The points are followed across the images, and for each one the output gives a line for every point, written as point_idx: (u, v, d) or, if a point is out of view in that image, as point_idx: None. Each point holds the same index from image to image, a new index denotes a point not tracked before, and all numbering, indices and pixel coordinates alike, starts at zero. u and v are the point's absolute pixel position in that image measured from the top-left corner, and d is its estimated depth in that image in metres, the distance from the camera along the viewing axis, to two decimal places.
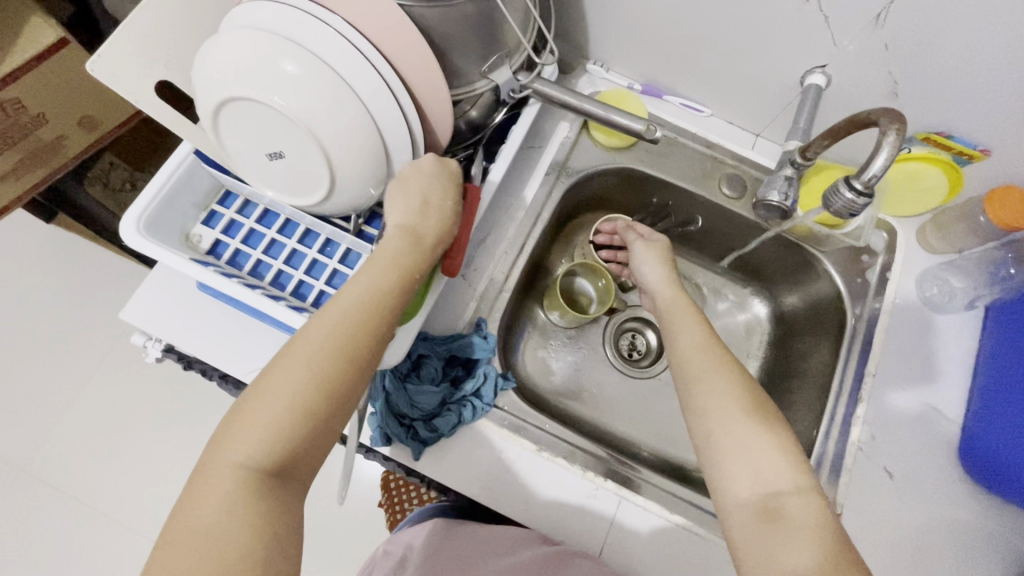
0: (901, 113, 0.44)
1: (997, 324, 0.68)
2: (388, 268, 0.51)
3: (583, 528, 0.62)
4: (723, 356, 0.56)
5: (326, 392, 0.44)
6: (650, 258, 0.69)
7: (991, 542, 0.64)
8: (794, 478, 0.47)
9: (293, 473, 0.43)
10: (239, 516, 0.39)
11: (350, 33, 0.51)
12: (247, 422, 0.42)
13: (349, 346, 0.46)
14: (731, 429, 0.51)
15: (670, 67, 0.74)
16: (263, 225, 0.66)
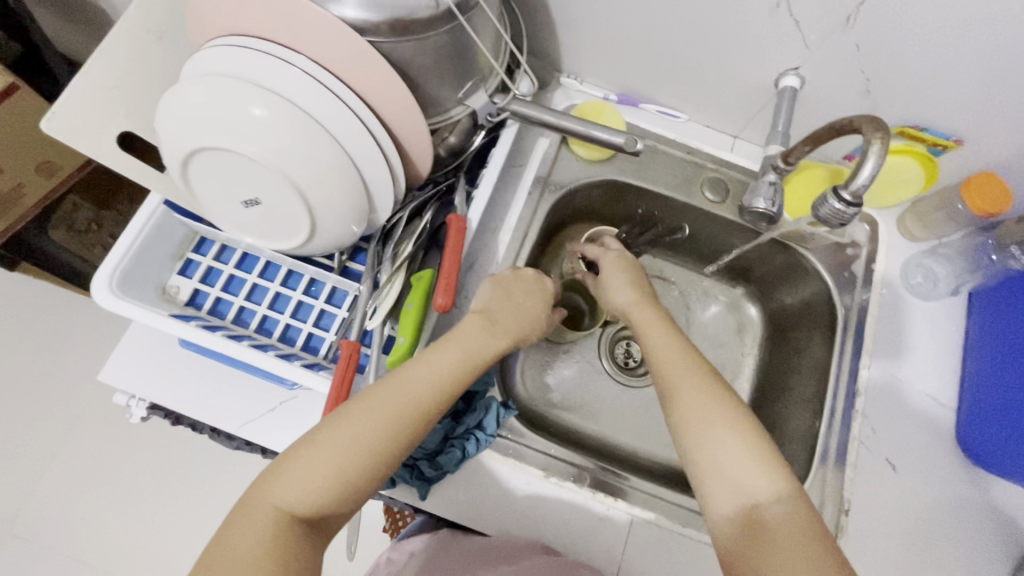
0: (885, 121, 0.44)
1: (982, 309, 0.69)
2: (458, 347, 0.54)
3: (597, 551, 0.61)
4: (701, 367, 0.56)
5: (376, 462, 0.46)
6: (620, 279, 0.69)
7: (990, 521, 0.66)
8: (776, 487, 0.48)
9: (324, 522, 0.45)
10: (270, 550, 0.41)
11: (319, 72, 0.49)
12: (293, 469, 0.44)
13: (409, 419, 0.48)
14: (713, 440, 0.51)
15: (645, 76, 0.74)
16: (243, 269, 0.64)
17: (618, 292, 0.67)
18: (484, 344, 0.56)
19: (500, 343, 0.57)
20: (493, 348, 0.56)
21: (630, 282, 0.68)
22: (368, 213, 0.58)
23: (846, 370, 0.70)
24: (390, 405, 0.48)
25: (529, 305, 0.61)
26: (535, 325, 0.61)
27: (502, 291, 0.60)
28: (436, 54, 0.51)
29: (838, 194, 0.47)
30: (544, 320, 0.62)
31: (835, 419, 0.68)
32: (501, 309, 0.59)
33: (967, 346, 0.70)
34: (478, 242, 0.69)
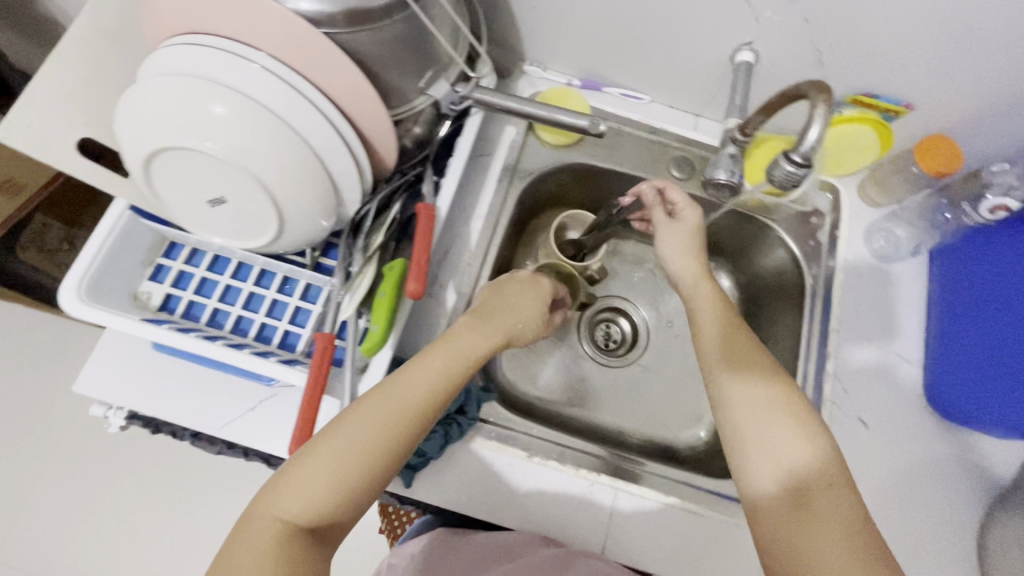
0: (828, 84, 0.44)
1: (941, 267, 0.71)
2: (450, 349, 0.54)
3: (585, 526, 0.62)
4: (759, 356, 0.57)
5: (375, 466, 0.47)
6: (675, 247, 0.67)
7: (963, 471, 0.68)
8: (825, 472, 0.49)
9: (327, 531, 0.45)
10: (272, 562, 0.41)
11: (275, 66, 0.50)
12: (294, 479, 0.45)
13: (406, 421, 0.49)
14: (764, 421, 0.52)
15: (606, 60, 0.75)
16: (215, 271, 0.64)
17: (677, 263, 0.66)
18: (482, 347, 0.56)
19: (496, 343, 0.57)
20: (488, 348, 0.56)
21: (685, 251, 0.66)
22: (337, 207, 0.58)
23: (817, 336, 0.72)
24: (388, 410, 0.49)
25: (526, 307, 0.62)
26: (534, 327, 0.62)
27: (501, 298, 0.61)
28: (393, 42, 0.52)
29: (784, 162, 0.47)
30: (544, 317, 0.65)
31: (810, 384, 0.70)
32: (500, 314, 0.59)
33: (930, 303, 0.71)
34: (450, 231, 0.70)
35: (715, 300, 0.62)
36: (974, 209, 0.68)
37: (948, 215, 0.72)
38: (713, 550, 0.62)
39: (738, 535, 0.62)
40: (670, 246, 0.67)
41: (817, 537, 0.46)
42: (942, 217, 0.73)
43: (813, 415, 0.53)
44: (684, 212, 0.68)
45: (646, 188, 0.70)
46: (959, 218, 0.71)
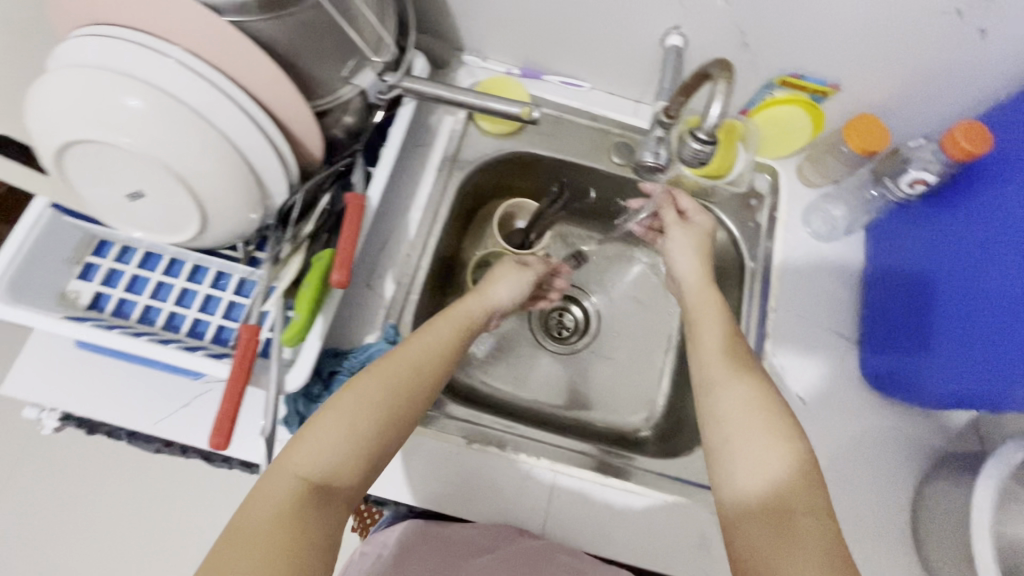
0: (729, 64, 0.45)
1: (876, 245, 0.73)
2: (443, 325, 0.60)
3: (524, 509, 0.63)
4: (747, 367, 0.57)
5: (384, 423, 0.50)
6: (682, 245, 0.69)
7: (896, 442, 0.70)
8: (805, 493, 0.47)
9: (337, 493, 0.47)
10: (285, 515, 0.43)
11: (183, 56, 0.49)
12: (308, 436, 0.48)
13: (410, 380, 0.54)
14: (746, 435, 0.51)
15: (543, 48, 0.75)
16: (146, 268, 0.63)
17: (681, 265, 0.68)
18: (475, 311, 0.65)
19: (486, 310, 0.66)
20: (482, 314, 0.65)
21: (690, 250, 0.68)
22: (262, 201, 0.57)
23: (756, 316, 0.73)
24: (392, 372, 0.53)
25: (510, 274, 0.70)
26: (520, 288, 0.70)
27: (489, 278, 0.70)
28: (305, 31, 0.51)
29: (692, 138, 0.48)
30: (519, 270, 0.72)
31: None
32: (488, 289, 0.67)
33: (867, 280, 0.73)
34: (388, 221, 0.70)
35: (716, 308, 0.62)
36: (895, 184, 0.68)
37: (875, 192, 0.72)
38: (649, 527, 0.63)
39: (675, 513, 0.63)
40: (678, 245, 0.69)
41: (794, 554, 0.44)
42: (870, 194, 0.73)
43: (800, 429, 0.51)
44: (693, 215, 0.71)
45: (655, 187, 0.73)
46: (885, 194, 0.71)
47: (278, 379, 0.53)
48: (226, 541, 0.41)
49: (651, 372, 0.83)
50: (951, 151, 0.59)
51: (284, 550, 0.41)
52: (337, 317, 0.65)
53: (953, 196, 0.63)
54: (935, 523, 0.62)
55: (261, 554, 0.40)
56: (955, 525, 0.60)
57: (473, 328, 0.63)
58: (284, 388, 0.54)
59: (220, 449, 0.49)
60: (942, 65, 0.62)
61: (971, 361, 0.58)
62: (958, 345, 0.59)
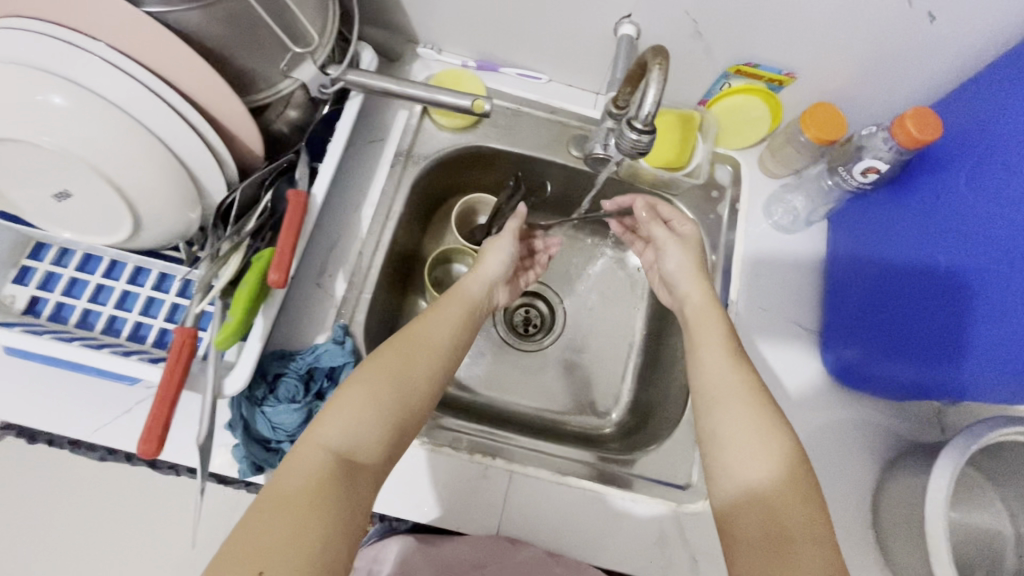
0: (664, 49, 0.45)
1: (840, 235, 0.72)
2: (457, 305, 0.62)
3: (479, 510, 0.61)
4: (749, 395, 0.52)
5: (406, 397, 0.51)
6: (684, 261, 0.65)
7: (859, 434, 0.69)
8: (808, 524, 0.45)
9: (365, 466, 0.47)
10: (315, 487, 0.43)
11: (98, 49, 0.46)
12: (336, 407, 0.49)
13: (429, 356, 0.55)
14: (750, 463, 0.49)
15: (497, 39, 0.73)
16: (86, 271, 0.61)
17: (682, 283, 0.64)
18: (472, 287, 0.64)
19: (484, 284, 0.66)
20: (480, 291, 0.65)
21: (693, 267, 0.65)
22: (199, 199, 0.56)
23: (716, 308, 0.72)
24: (410, 349, 0.54)
25: (496, 241, 0.69)
26: (511, 253, 0.69)
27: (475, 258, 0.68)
28: (232, 22, 0.49)
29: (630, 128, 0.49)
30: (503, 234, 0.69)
31: None
32: (479, 266, 0.67)
33: (830, 273, 0.72)
34: (340, 219, 0.68)
35: (717, 328, 0.58)
36: (848, 173, 0.67)
37: (832, 181, 0.71)
38: (606, 525, 0.62)
39: (632, 510, 0.63)
40: (678, 263, 0.65)
41: None
42: (827, 184, 0.71)
43: (803, 469, 0.48)
44: (682, 228, 0.68)
45: (637, 202, 0.70)
46: (840, 184, 0.69)
47: (215, 382, 0.52)
48: (264, 510, 0.42)
49: (616, 368, 0.82)
50: (901, 138, 0.59)
51: (314, 531, 0.41)
52: (284, 318, 0.63)
53: (913, 182, 0.63)
54: (894, 515, 0.61)
55: (293, 533, 0.40)
56: (912, 517, 0.59)
57: (475, 308, 0.63)
58: (221, 393, 0.53)
59: (151, 456, 0.47)
60: (893, 49, 0.61)
61: (933, 349, 0.57)
62: (920, 335, 0.58)
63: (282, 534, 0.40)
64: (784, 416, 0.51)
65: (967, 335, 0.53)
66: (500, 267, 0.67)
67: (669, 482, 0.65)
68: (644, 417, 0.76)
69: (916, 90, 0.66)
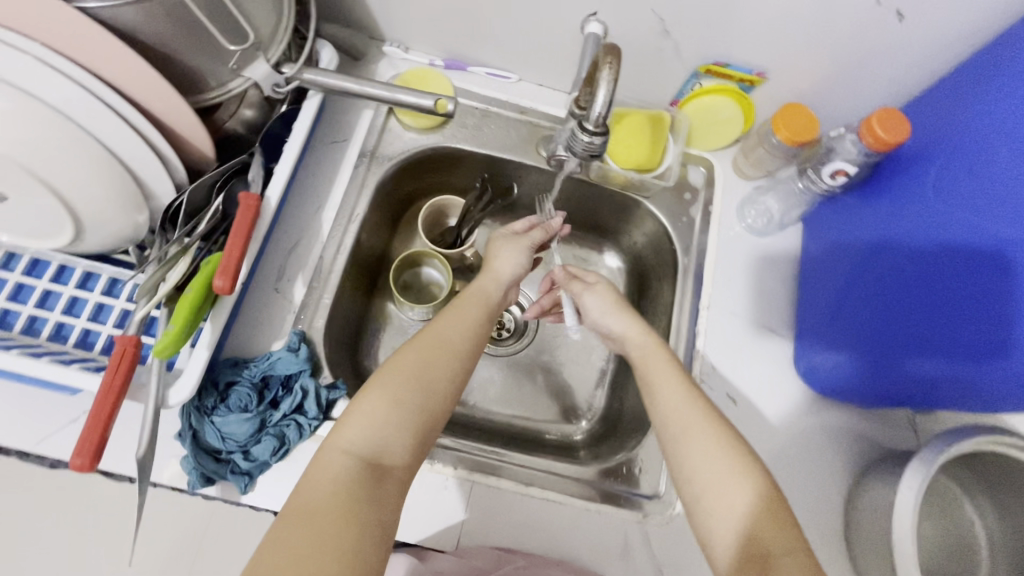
0: (617, 49, 0.46)
1: (812, 237, 0.71)
2: (473, 304, 0.59)
3: (438, 521, 0.59)
4: (746, 462, 0.48)
5: (424, 398, 0.49)
6: (605, 306, 0.64)
7: (833, 441, 0.67)
8: (787, 538, 0.44)
9: (389, 472, 0.46)
10: (341, 496, 0.42)
11: (18, 41, 0.43)
12: (356, 414, 0.47)
13: (450, 357, 0.52)
14: (720, 488, 0.47)
15: (463, 37, 0.71)
16: (33, 276, 0.59)
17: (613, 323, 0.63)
18: (488, 288, 0.62)
19: (502, 285, 0.63)
20: (496, 291, 0.62)
21: (613, 308, 0.63)
22: (145, 201, 0.54)
23: (687, 312, 0.71)
24: (426, 350, 0.52)
25: (513, 245, 0.65)
26: (527, 256, 0.65)
27: (487, 257, 0.65)
28: (171, 19, 0.46)
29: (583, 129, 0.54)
30: (517, 240, 0.66)
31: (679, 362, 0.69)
32: (494, 265, 0.64)
33: (805, 277, 0.70)
34: (301, 222, 0.67)
35: (664, 362, 0.57)
36: (817, 175, 0.66)
37: (801, 184, 0.70)
38: (570, 535, 0.60)
39: (597, 521, 0.61)
40: (600, 309, 0.64)
41: None
42: (797, 186, 0.71)
43: (813, 554, 0.43)
44: (592, 278, 0.68)
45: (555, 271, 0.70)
46: (811, 186, 0.68)
47: (158, 392, 0.50)
48: (288, 520, 0.40)
49: (588, 372, 0.81)
50: (869, 141, 0.59)
51: (340, 539, 0.40)
52: (239, 324, 0.62)
53: (885, 185, 0.62)
54: (863, 525, 0.60)
55: (318, 542, 0.39)
56: (880, 527, 0.58)
57: (492, 305, 0.60)
58: (165, 403, 0.51)
59: (84, 471, 0.45)
60: (865, 48, 0.60)
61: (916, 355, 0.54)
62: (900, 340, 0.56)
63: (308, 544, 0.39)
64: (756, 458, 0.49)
65: (943, 342, 0.51)
66: (516, 267, 0.64)
67: (635, 491, 0.64)
68: (614, 423, 0.75)
69: (888, 90, 0.64)
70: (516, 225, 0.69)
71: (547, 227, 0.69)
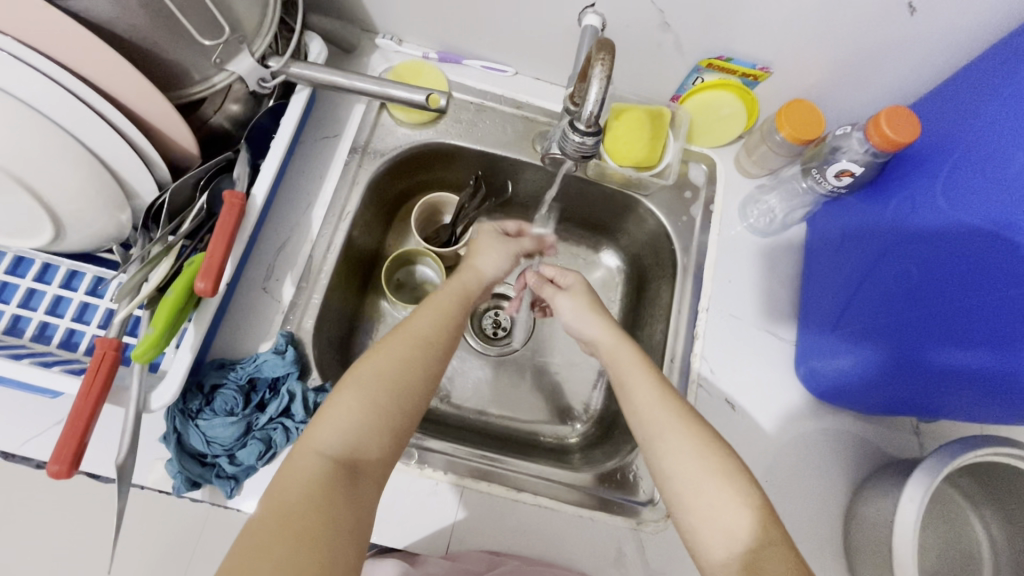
0: (610, 45, 0.44)
1: (816, 238, 0.69)
2: (451, 298, 0.57)
3: (428, 528, 0.58)
4: (740, 490, 0.45)
5: (403, 397, 0.48)
6: (576, 309, 0.62)
7: (833, 447, 0.65)
8: (767, 531, 0.44)
9: (366, 472, 0.44)
10: (313, 496, 0.41)
11: None
12: (330, 413, 0.46)
13: (425, 352, 0.51)
14: (703, 489, 0.46)
15: (458, 29, 0.69)
16: (16, 275, 0.58)
17: (590, 326, 0.61)
18: (469, 283, 0.60)
19: (482, 281, 0.61)
20: (477, 286, 0.61)
21: (586, 311, 0.62)
22: (127, 200, 0.53)
23: (685, 314, 0.69)
24: (404, 346, 0.50)
25: (497, 245, 0.65)
26: (510, 261, 0.65)
27: (471, 250, 0.65)
28: (147, 10, 0.44)
29: (575, 127, 0.52)
30: (503, 240, 0.65)
31: (677, 365, 0.67)
32: (476, 261, 0.63)
33: (808, 277, 0.68)
34: (290, 219, 0.65)
35: (637, 361, 0.55)
36: (821, 175, 0.64)
37: (806, 184, 0.68)
38: (560, 541, 0.59)
39: (589, 527, 0.60)
40: (571, 311, 0.63)
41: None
42: (801, 186, 0.69)
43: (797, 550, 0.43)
44: (567, 279, 0.66)
45: (527, 275, 0.69)
46: (814, 186, 0.66)
47: (139, 396, 0.49)
48: (260, 525, 0.39)
49: (585, 374, 0.79)
50: (877, 141, 0.57)
51: (312, 541, 0.38)
52: (226, 325, 0.60)
53: (891, 185, 0.59)
54: (862, 534, 0.58)
55: (289, 545, 0.38)
56: (879, 537, 0.56)
57: (471, 301, 0.59)
58: (147, 407, 0.50)
59: (62, 477, 0.44)
60: (874, 42, 0.57)
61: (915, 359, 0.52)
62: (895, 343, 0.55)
63: (280, 548, 0.37)
64: (736, 453, 0.48)
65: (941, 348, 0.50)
66: (499, 266, 0.63)
67: (629, 497, 0.62)
68: (610, 425, 0.73)
69: (899, 86, 0.62)
70: (508, 225, 0.70)
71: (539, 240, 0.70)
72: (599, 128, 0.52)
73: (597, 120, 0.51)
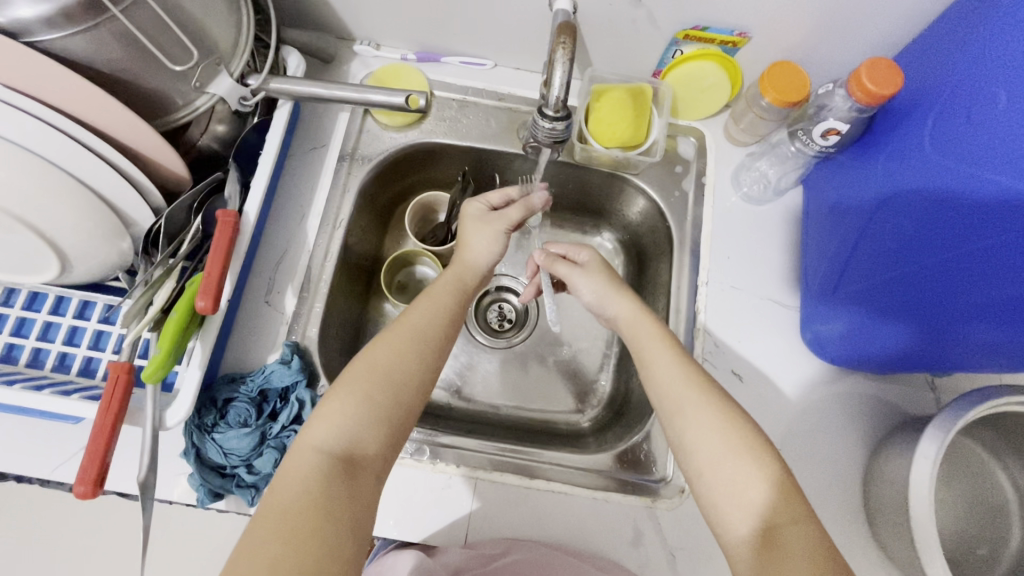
0: (572, 29, 0.46)
1: (810, 203, 0.68)
2: (445, 296, 0.58)
3: (441, 523, 0.59)
4: (761, 462, 0.46)
5: (396, 392, 0.49)
6: (598, 288, 0.62)
7: (847, 410, 0.64)
8: (785, 506, 0.44)
9: (362, 464, 0.46)
10: (315, 493, 0.42)
11: None
12: (327, 410, 0.47)
13: (420, 347, 0.52)
14: (719, 464, 0.46)
15: (433, 29, 0.69)
16: (33, 309, 0.60)
17: (613, 304, 0.60)
18: (463, 274, 0.62)
19: (479, 272, 0.63)
20: (473, 277, 0.62)
21: (609, 291, 0.61)
22: (126, 228, 0.54)
23: (685, 288, 0.68)
24: (401, 341, 0.52)
25: (475, 211, 0.66)
26: (503, 237, 0.64)
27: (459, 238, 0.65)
28: (122, 43, 0.46)
29: (544, 114, 0.53)
30: (487, 219, 0.65)
31: (681, 340, 0.66)
32: (468, 252, 0.63)
33: (806, 239, 0.67)
34: (286, 232, 0.66)
35: (660, 338, 0.55)
36: (809, 137, 0.63)
37: (795, 147, 0.66)
38: (576, 524, 0.60)
39: (604, 509, 0.60)
40: (593, 290, 0.62)
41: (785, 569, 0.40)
42: (790, 149, 0.67)
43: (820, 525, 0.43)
44: (583, 255, 0.65)
45: (538, 257, 0.67)
46: (803, 149, 0.65)
47: (155, 414, 0.51)
48: (261, 521, 0.40)
49: (592, 358, 0.79)
50: (860, 96, 0.56)
51: (313, 535, 0.39)
52: (233, 340, 0.62)
53: (881, 142, 0.58)
54: (883, 495, 0.57)
55: (287, 536, 0.39)
56: (897, 498, 0.55)
57: (466, 293, 0.60)
58: (163, 425, 0.52)
59: (89, 497, 0.47)
60: None
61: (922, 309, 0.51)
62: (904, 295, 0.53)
63: (277, 543, 0.38)
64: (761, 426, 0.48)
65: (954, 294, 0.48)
66: (489, 234, 0.64)
67: (643, 476, 0.62)
68: (620, 406, 0.73)
69: (882, 37, 0.60)
70: (494, 198, 0.68)
71: (526, 204, 0.66)
72: (568, 113, 0.54)
73: (566, 104, 0.52)
